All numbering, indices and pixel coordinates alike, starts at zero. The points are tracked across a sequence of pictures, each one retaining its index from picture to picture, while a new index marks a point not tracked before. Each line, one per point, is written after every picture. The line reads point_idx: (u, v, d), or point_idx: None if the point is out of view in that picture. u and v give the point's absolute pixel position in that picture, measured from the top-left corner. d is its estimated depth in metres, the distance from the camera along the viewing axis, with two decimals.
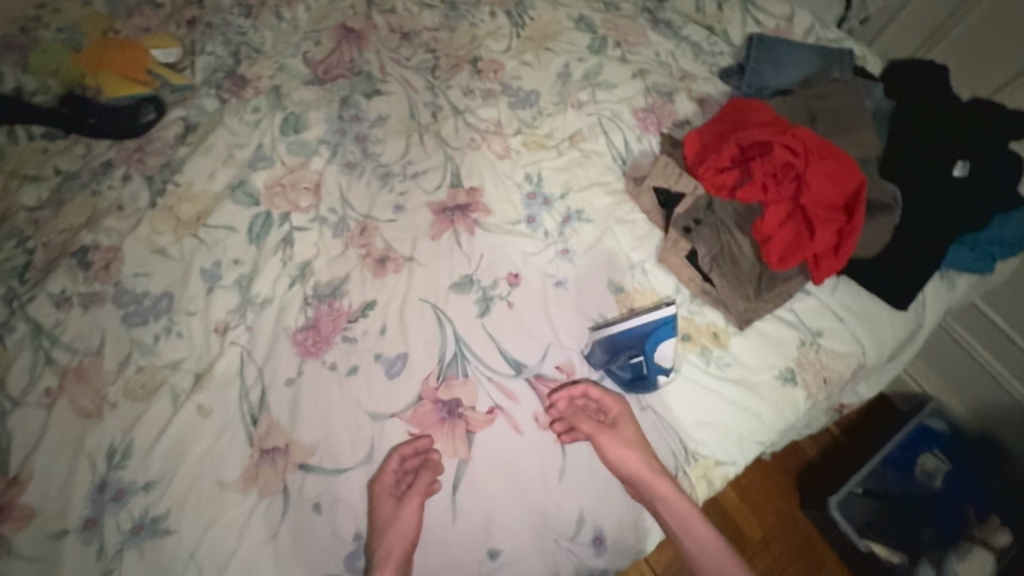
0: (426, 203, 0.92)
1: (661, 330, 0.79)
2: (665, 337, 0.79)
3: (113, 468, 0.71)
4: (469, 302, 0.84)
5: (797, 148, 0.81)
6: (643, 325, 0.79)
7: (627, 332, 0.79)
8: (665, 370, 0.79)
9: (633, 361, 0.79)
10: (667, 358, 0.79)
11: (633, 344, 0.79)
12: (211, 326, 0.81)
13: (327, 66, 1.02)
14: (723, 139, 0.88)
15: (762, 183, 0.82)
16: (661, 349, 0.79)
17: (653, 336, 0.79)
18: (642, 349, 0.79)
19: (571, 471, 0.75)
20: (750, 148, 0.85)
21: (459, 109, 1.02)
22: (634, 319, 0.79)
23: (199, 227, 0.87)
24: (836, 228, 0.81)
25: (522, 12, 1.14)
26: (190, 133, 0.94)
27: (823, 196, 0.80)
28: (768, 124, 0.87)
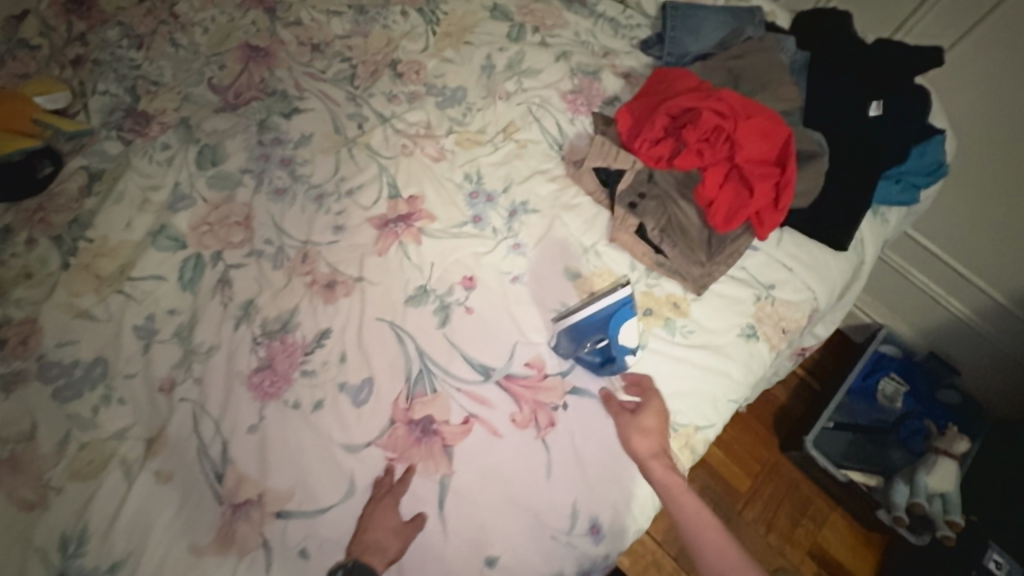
0: (367, 218, 0.88)
1: (620, 312, 0.77)
2: (625, 318, 0.77)
3: (70, 557, 0.65)
4: (427, 314, 0.82)
5: (724, 111, 0.82)
6: (603, 310, 0.76)
7: (587, 320, 0.76)
8: (632, 349, 0.78)
9: (599, 345, 0.77)
10: (631, 338, 0.77)
11: (597, 329, 0.77)
12: (155, 385, 0.76)
13: (237, 90, 0.97)
14: (654, 110, 0.88)
15: (697, 149, 0.83)
16: (623, 332, 0.77)
17: (613, 320, 0.76)
18: (606, 334, 0.76)
19: (557, 466, 0.74)
20: (680, 115, 0.86)
21: (385, 116, 0.98)
22: (594, 304, 0.76)
23: (123, 282, 0.81)
24: (773, 182, 0.82)
25: (434, 8, 1.11)
26: (95, 182, 0.86)
27: (755, 153, 0.81)
28: (694, 90, 0.87)
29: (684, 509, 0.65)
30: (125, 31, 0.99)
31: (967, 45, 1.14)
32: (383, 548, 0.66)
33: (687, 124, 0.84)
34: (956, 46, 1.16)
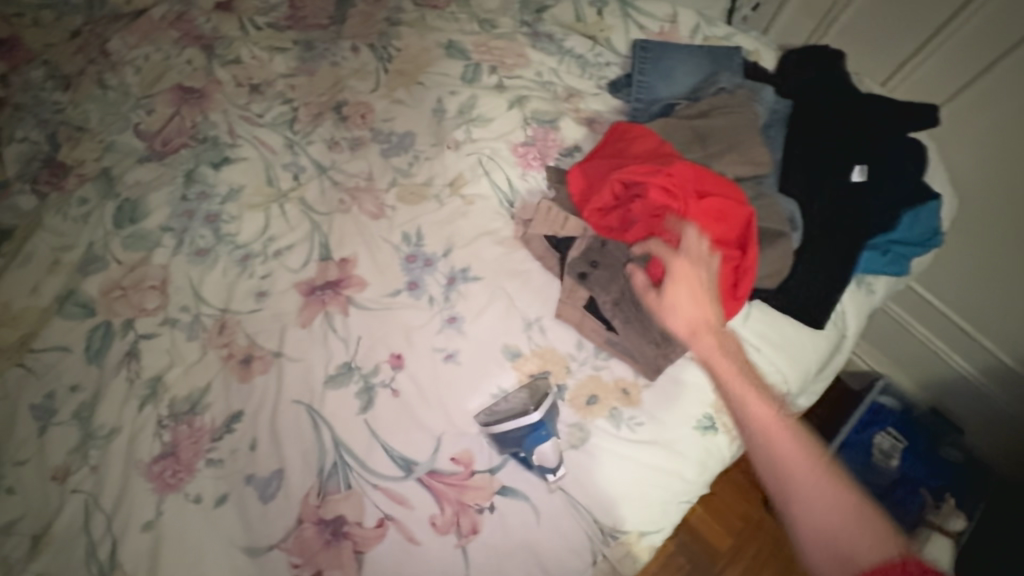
0: (293, 283, 0.82)
1: (534, 434, 0.68)
2: (540, 440, 0.69)
3: None
4: (349, 396, 0.75)
5: (676, 187, 0.73)
6: (513, 430, 0.68)
7: (501, 435, 0.69)
8: (551, 469, 0.70)
9: (518, 455, 0.71)
10: (547, 458, 0.70)
11: (510, 444, 0.70)
12: (48, 473, 0.70)
13: (166, 136, 0.90)
14: (606, 175, 0.79)
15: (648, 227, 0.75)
16: (539, 451, 0.69)
17: (527, 439, 0.69)
18: (522, 448, 0.69)
19: None
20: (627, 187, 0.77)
21: (324, 166, 0.91)
22: (504, 425, 0.68)
23: (25, 354, 0.75)
24: (732, 266, 0.73)
25: (386, 42, 1.03)
26: (5, 240, 0.81)
27: (711, 235, 0.73)
28: (640, 156, 0.80)
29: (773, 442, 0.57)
30: (54, 74, 0.94)
31: (982, 86, 1.00)
32: None
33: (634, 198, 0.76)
34: (972, 86, 1.02)
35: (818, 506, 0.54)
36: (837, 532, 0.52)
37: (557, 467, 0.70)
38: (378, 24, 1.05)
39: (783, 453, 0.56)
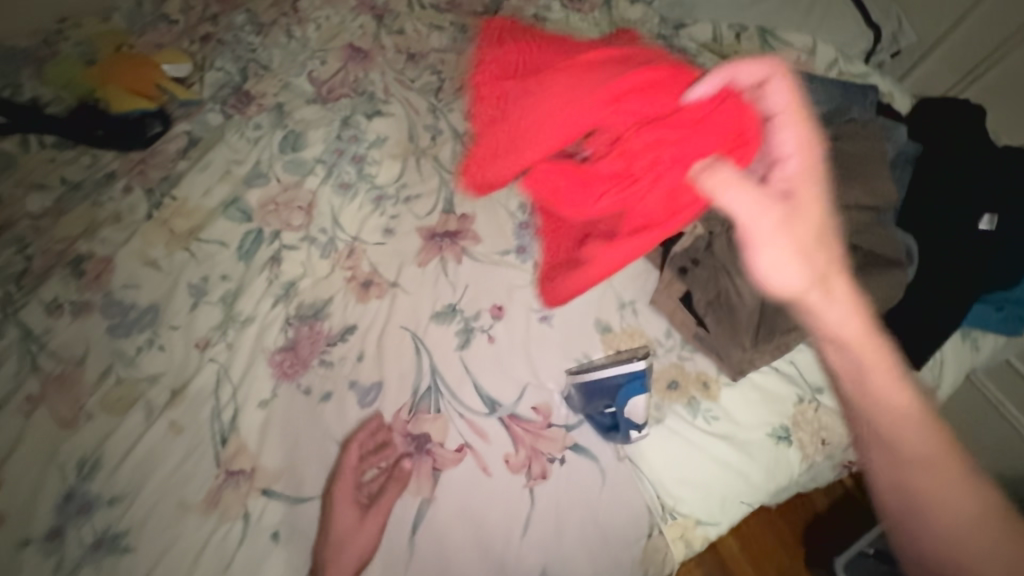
0: (415, 228, 0.91)
1: (630, 384, 0.73)
2: (635, 392, 0.73)
3: (82, 479, 0.72)
4: (450, 333, 0.82)
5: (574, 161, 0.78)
6: (611, 377, 0.74)
7: (597, 382, 0.74)
8: (637, 425, 0.74)
9: (608, 410, 0.74)
10: (638, 413, 0.74)
11: (605, 393, 0.74)
12: (192, 341, 0.82)
13: (332, 85, 1.03)
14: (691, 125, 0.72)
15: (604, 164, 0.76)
16: (630, 404, 0.73)
17: (625, 389, 0.73)
18: (614, 401, 0.74)
19: (538, 521, 0.71)
20: (546, 144, 0.80)
21: (459, 133, 1.01)
22: (607, 368, 0.74)
23: (190, 242, 0.88)
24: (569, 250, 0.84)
25: (532, 35, 1.12)
26: (192, 147, 0.95)
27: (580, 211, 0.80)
28: (591, 115, 0.77)
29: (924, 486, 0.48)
30: (252, 19, 1.10)
31: None
32: (342, 543, 0.66)
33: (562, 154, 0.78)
34: None
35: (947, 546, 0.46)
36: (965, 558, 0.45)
37: (642, 424, 0.74)
38: (526, 17, 1.14)
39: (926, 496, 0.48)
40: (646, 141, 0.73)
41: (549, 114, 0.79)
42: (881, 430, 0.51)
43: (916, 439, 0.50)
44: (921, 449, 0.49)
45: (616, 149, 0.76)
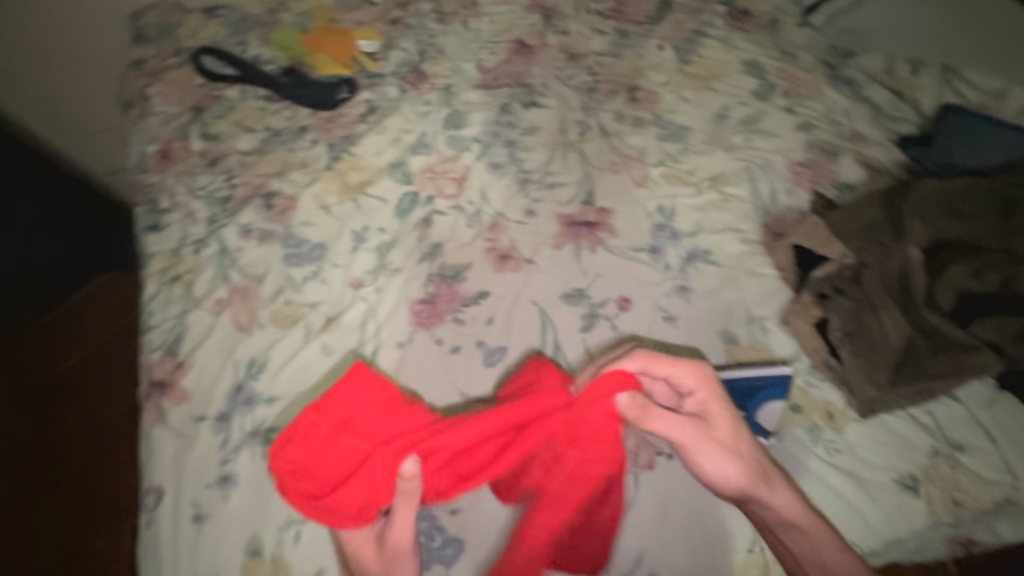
0: (556, 214, 0.96)
1: (769, 390, 0.72)
2: (774, 397, 0.72)
3: (250, 376, 0.84)
4: (576, 315, 0.86)
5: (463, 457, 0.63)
6: (748, 380, 0.72)
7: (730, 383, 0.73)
8: (765, 433, 0.73)
9: None
10: (768, 420, 0.73)
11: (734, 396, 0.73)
12: (349, 280, 0.93)
13: (496, 74, 1.12)
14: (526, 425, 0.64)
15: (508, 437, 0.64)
16: (764, 409, 0.73)
17: (758, 394, 0.72)
18: (744, 405, 0.73)
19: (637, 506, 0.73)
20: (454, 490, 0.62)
21: (608, 132, 1.05)
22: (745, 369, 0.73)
23: (359, 194, 1.00)
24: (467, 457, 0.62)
25: (691, 48, 1.14)
26: (371, 113, 1.08)
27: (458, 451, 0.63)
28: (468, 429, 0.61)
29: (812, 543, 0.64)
30: (435, 9, 1.22)
31: None
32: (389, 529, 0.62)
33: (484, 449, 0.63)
34: None
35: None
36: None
37: (770, 433, 0.74)
38: (687, 30, 1.16)
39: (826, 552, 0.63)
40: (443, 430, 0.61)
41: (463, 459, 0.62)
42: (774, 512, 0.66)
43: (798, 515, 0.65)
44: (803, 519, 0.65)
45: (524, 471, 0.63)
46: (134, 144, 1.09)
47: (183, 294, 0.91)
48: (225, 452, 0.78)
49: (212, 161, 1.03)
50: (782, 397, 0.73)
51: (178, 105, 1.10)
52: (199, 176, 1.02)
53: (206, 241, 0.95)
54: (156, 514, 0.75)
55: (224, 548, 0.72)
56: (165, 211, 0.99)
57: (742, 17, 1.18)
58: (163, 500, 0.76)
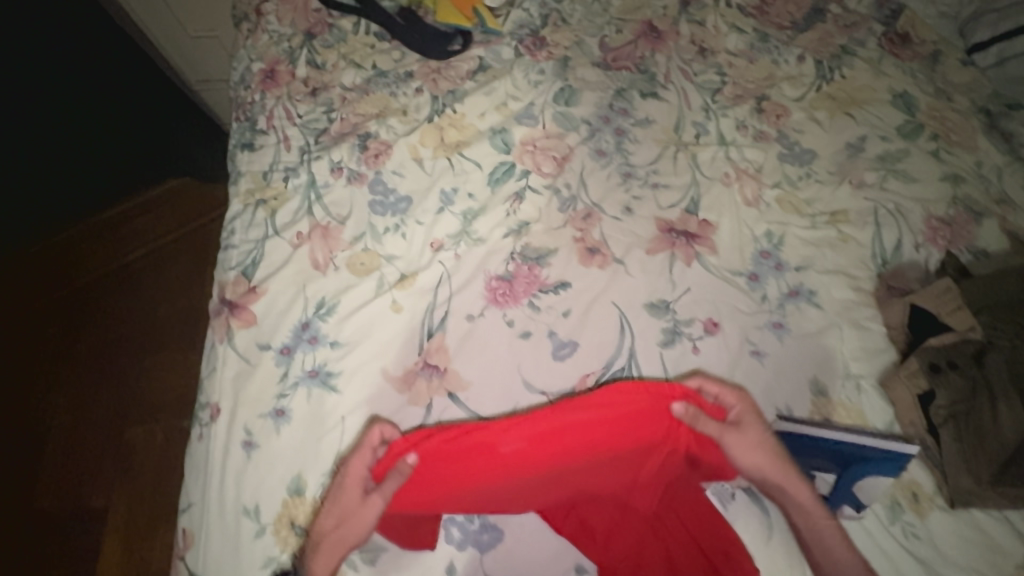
0: (655, 216, 0.90)
1: (877, 464, 0.67)
2: (881, 472, 0.67)
3: (318, 316, 0.83)
4: (658, 327, 0.81)
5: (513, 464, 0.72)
6: (855, 446, 0.68)
7: (824, 444, 0.69)
8: (857, 504, 0.68)
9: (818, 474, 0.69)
10: (865, 491, 0.68)
11: (829, 457, 0.69)
12: (429, 240, 0.89)
13: (618, 55, 1.05)
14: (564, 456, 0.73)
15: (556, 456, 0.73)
16: (864, 481, 0.68)
17: (858, 465, 0.68)
18: (838, 469, 0.69)
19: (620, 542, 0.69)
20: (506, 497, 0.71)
21: (726, 140, 0.97)
22: (848, 434, 0.68)
23: (454, 153, 0.96)
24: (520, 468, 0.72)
25: (835, 66, 1.03)
26: (480, 72, 1.03)
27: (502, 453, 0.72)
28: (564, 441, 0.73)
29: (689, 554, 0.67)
30: None
31: None
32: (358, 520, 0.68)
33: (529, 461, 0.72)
34: None
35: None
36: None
37: (863, 507, 0.69)
38: (833, 45, 1.05)
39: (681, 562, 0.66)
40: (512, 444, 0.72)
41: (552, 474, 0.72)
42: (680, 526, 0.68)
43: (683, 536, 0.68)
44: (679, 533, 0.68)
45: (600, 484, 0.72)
46: (240, 57, 1.08)
47: (265, 220, 0.90)
48: (284, 386, 0.78)
49: (313, 90, 1.01)
50: (891, 475, 0.67)
51: (291, 27, 1.08)
52: (300, 104, 1.00)
53: (296, 170, 0.94)
54: (209, 431, 0.76)
55: (269, 479, 0.73)
56: (260, 132, 0.98)
57: (899, 42, 1.06)
58: (217, 419, 0.77)
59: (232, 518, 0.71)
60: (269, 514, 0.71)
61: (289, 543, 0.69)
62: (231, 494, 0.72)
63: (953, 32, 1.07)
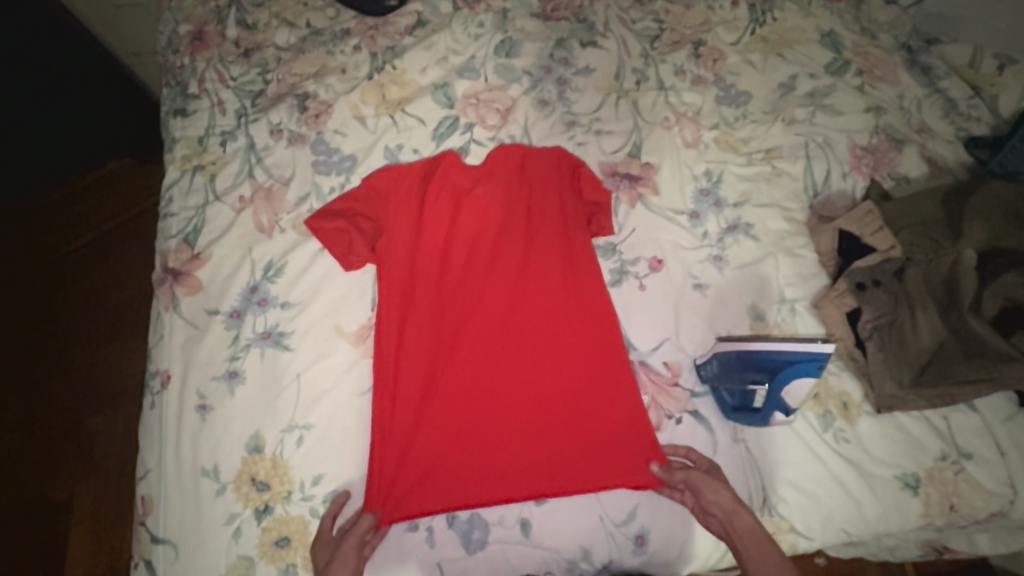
0: (598, 161, 0.91)
1: (803, 367, 0.72)
2: (806, 374, 0.72)
3: (266, 278, 0.82)
4: (604, 268, 0.84)
5: (481, 318, 0.80)
6: (787, 353, 0.72)
7: (761, 355, 0.73)
8: (786, 409, 0.74)
9: (751, 388, 0.75)
10: (792, 395, 0.74)
11: (764, 369, 0.74)
12: None
13: (557, 5, 1.05)
14: (521, 310, 0.81)
15: (515, 316, 0.81)
16: (790, 385, 0.73)
17: (786, 370, 0.73)
18: (770, 379, 0.74)
19: (521, 359, 0.78)
20: (490, 421, 0.75)
21: (665, 85, 0.99)
22: (784, 343, 0.72)
23: (397, 110, 0.94)
24: (486, 317, 0.81)
25: (767, 8, 1.06)
26: (419, 27, 1.01)
27: (465, 318, 0.80)
28: (519, 313, 0.81)
29: (541, 365, 0.78)
30: None
31: None
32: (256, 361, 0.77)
33: (490, 314, 0.81)
34: None
35: (538, 379, 0.77)
36: (540, 374, 0.77)
37: (792, 411, 0.74)
38: None
39: (531, 369, 0.78)
40: (488, 304, 0.81)
41: (476, 355, 0.78)
42: (552, 351, 0.79)
43: (547, 354, 0.78)
44: (549, 356, 0.78)
45: (527, 343, 0.79)
46: (165, 20, 1.03)
47: (204, 186, 0.88)
48: (236, 348, 0.77)
49: (246, 51, 0.98)
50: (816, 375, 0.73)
51: None
52: (232, 66, 0.97)
53: (233, 134, 0.91)
54: (161, 399, 0.75)
55: (225, 438, 0.73)
56: (192, 97, 0.94)
57: None
58: (169, 386, 0.76)
59: (192, 479, 0.71)
60: (229, 473, 0.71)
61: (251, 498, 0.70)
62: (188, 456, 0.72)
63: None
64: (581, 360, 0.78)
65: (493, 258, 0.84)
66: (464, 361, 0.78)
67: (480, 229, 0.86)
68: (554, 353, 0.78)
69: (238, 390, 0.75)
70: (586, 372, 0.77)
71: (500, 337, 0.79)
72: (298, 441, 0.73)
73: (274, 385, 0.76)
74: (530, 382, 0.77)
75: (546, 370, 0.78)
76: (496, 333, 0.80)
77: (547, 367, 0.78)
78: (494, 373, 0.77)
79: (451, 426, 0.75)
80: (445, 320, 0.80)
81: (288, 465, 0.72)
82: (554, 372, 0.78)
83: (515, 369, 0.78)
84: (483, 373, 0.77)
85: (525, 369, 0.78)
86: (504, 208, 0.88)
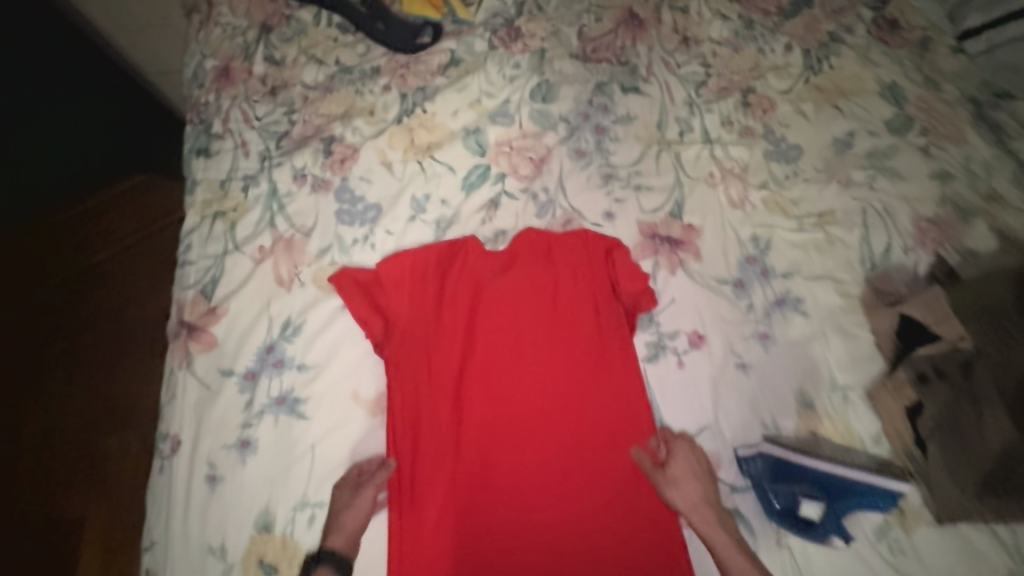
0: (637, 220, 0.86)
1: (872, 500, 0.68)
2: (872, 507, 0.68)
3: (283, 337, 0.78)
4: (640, 342, 0.79)
5: (505, 417, 0.72)
6: (860, 482, 0.68)
7: (830, 476, 0.68)
8: (846, 535, 0.67)
9: (813, 506, 0.67)
10: (853, 523, 0.68)
11: (833, 491, 0.67)
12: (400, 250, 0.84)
13: (597, 46, 0.99)
14: (549, 409, 0.72)
15: (542, 415, 0.72)
16: (852, 515, 0.68)
17: (856, 502, 0.68)
18: (837, 504, 0.67)
19: (548, 468, 0.70)
20: (512, 543, 0.66)
21: (710, 138, 0.92)
22: (861, 473, 0.68)
23: (426, 156, 0.90)
24: (510, 415, 0.72)
25: (823, 55, 0.99)
26: (452, 66, 0.97)
27: (486, 416, 0.72)
28: (547, 412, 0.72)
29: (571, 476, 0.69)
30: None
31: None
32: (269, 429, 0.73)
33: (514, 413, 0.72)
34: None
35: (567, 492, 0.69)
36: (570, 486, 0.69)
37: (850, 538, 0.68)
38: (821, 33, 1.01)
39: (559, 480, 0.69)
40: (513, 400, 0.73)
41: (498, 461, 0.70)
42: (582, 459, 0.70)
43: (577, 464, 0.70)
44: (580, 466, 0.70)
45: (555, 449, 0.71)
46: (193, 52, 1.00)
47: (224, 233, 0.84)
48: (249, 414, 0.74)
49: (273, 88, 0.95)
50: (880, 509, 0.69)
51: (247, 19, 1.01)
52: (258, 104, 0.93)
53: (256, 178, 0.88)
54: (171, 464, 0.72)
55: (234, 512, 0.69)
56: (216, 136, 0.91)
57: (887, 28, 1.02)
58: (179, 451, 0.73)
59: (199, 555, 0.67)
60: (237, 551, 0.67)
61: None
62: (197, 529, 0.69)
63: (942, 17, 1.04)
64: (616, 471, 0.70)
65: (518, 345, 0.76)
66: (484, 468, 0.69)
67: (503, 320, 0.77)
68: (585, 461, 0.70)
69: (251, 461, 0.71)
70: (621, 483, 0.69)
71: (525, 453, 0.70)
72: (309, 521, 0.69)
73: (287, 459, 0.72)
74: (559, 495, 0.69)
75: (575, 482, 0.69)
76: (521, 436, 0.71)
77: (577, 479, 0.69)
78: (518, 483, 0.69)
79: (468, 547, 0.66)
80: (465, 416, 0.72)
81: (298, 546, 0.68)
82: (585, 484, 0.69)
83: (542, 480, 0.69)
84: (505, 483, 0.69)
85: (553, 480, 0.69)
86: (532, 285, 0.79)
